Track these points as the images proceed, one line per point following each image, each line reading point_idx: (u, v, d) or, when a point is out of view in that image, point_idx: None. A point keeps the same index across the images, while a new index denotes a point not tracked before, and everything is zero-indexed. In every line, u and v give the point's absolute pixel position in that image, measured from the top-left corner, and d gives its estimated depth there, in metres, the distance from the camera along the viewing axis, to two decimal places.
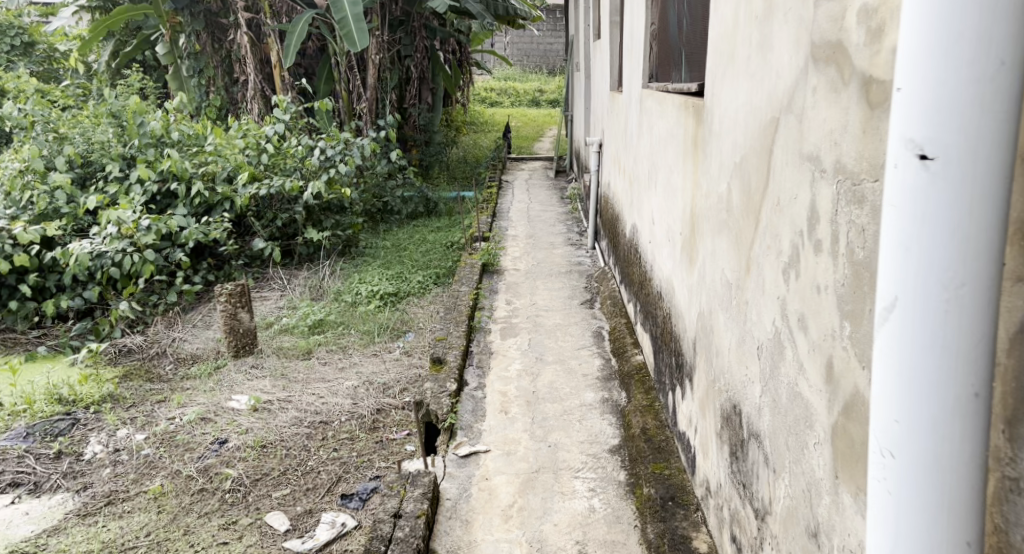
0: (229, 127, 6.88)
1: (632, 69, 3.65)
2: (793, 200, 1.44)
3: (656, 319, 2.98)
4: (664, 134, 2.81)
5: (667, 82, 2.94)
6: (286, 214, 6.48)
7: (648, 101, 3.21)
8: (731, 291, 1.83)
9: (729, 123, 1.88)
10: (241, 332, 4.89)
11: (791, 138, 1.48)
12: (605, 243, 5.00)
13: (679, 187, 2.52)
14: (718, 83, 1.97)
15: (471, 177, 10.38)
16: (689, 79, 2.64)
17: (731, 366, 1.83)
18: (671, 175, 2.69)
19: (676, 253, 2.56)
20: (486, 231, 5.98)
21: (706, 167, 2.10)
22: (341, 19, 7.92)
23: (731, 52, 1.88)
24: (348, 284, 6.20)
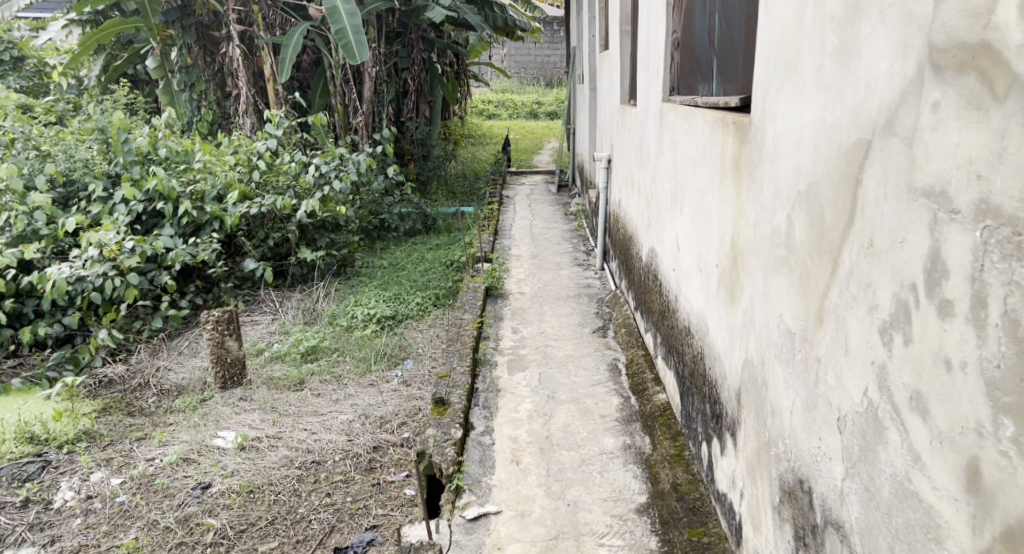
0: (219, 143, 6.60)
1: (648, 83, 3.47)
2: (906, 245, 1.36)
3: (682, 357, 2.70)
4: (689, 151, 2.62)
5: (693, 95, 2.70)
6: (278, 233, 6.19)
7: (669, 116, 2.98)
8: (802, 330, 1.74)
9: (793, 143, 1.80)
10: (229, 362, 4.58)
11: (899, 167, 1.39)
12: (616, 265, 4.73)
13: (711, 214, 2.37)
14: (776, 98, 1.89)
15: (471, 192, 10.10)
16: (723, 92, 2.40)
17: (799, 440, 1.76)
18: (699, 199, 2.50)
19: (708, 285, 2.39)
20: (488, 251, 5.70)
21: (755, 193, 2.01)
22: (341, 29, 7.59)
23: (794, 64, 1.79)
24: (344, 307, 5.91)
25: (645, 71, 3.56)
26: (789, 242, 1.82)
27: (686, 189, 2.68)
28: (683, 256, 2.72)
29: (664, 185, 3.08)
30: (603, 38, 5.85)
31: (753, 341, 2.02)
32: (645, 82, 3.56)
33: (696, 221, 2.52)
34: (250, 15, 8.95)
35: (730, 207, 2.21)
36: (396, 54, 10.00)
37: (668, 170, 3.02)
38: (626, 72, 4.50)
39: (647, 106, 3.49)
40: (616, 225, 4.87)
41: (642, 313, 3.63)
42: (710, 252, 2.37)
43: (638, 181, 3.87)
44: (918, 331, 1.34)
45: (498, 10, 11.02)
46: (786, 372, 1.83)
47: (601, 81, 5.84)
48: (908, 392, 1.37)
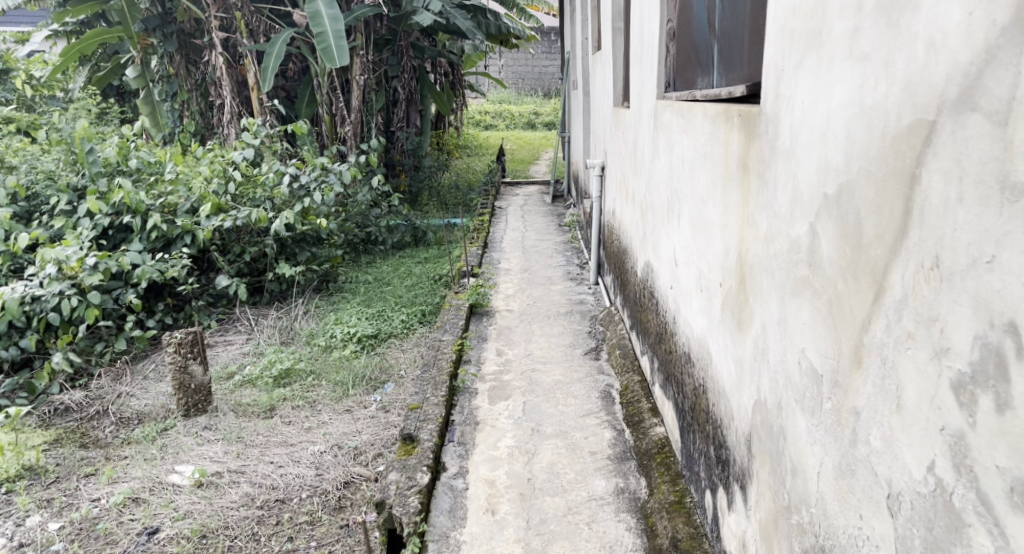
0: (194, 153, 6.29)
1: (640, 79, 3.17)
2: (1004, 267, 1.05)
3: (682, 387, 2.37)
4: (685, 152, 2.31)
5: (692, 90, 2.39)
6: (255, 248, 5.86)
7: (664, 115, 2.66)
8: (837, 366, 1.42)
9: (818, 132, 1.48)
10: (193, 388, 4.24)
11: (988, 159, 1.08)
12: (611, 279, 4.40)
13: (712, 223, 2.05)
14: (795, 78, 1.57)
15: (464, 203, 9.79)
16: (727, 82, 2.09)
17: (832, 516, 1.44)
18: (695, 206, 2.20)
19: (709, 307, 2.07)
20: (475, 265, 5.37)
21: (768, 197, 1.70)
22: (322, 33, 7.34)
23: (818, 32, 1.48)
24: (323, 325, 5.58)
25: (637, 66, 3.25)
26: (812, 258, 1.51)
27: (682, 195, 2.38)
28: (679, 273, 2.40)
29: (657, 192, 2.77)
30: (597, 40, 5.55)
31: (767, 377, 1.70)
32: (637, 78, 3.25)
33: (693, 233, 2.21)
34: (233, 22, 8.66)
35: (734, 215, 1.90)
36: (385, 62, 9.72)
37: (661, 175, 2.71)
38: (620, 74, 4.20)
39: (639, 105, 3.19)
40: (610, 236, 4.55)
41: (637, 334, 3.31)
42: (711, 268, 2.06)
43: (631, 189, 3.56)
44: (1021, 393, 1.04)
45: (492, 17, 10.74)
46: (810, 421, 1.52)
47: (594, 85, 5.53)
48: (1007, 478, 1.06)
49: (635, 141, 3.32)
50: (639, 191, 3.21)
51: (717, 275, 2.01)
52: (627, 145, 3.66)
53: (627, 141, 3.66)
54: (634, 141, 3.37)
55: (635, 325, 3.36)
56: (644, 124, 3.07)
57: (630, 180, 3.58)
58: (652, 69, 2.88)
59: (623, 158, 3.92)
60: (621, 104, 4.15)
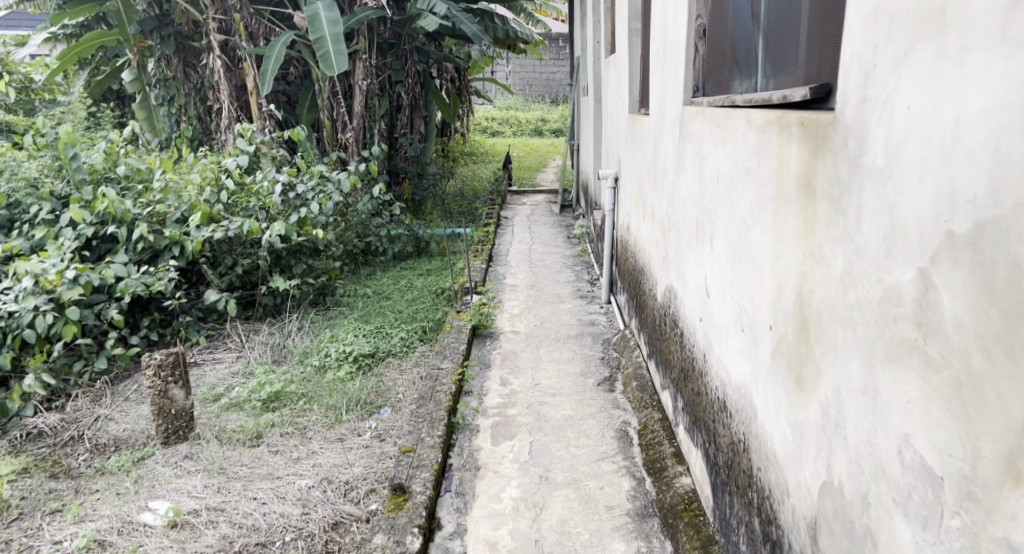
0: (186, 160, 6.00)
1: (661, 79, 2.89)
2: None
3: (719, 437, 2.10)
4: (726, 165, 2.03)
5: (728, 93, 2.12)
6: (248, 260, 5.57)
7: (690, 124, 2.39)
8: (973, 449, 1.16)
9: (940, 149, 1.22)
10: (173, 414, 3.93)
11: None
12: (625, 299, 4.09)
13: (765, 251, 1.80)
14: (902, 81, 1.30)
15: (469, 212, 9.49)
16: (775, 86, 1.84)
17: None
18: (740, 230, 1.94)
19: (765, 348, 1.82)
20: (480, 280, 5.06)
21: (855, 226, 1.44)
22: (320, 38, 7.08)
23: (940, 23, 1.21)
24: (318, 342, 5.28)
25: (659, 65, 2.97)
26: (929, 307, 1.25)
27: (718, 216, 2.11)
28: (714, 306, 2.15)
29: (682, 208, 2.51)
30: (610, 43, 5.25)
31: (858, 443, 1.45)
32: (657, 81, 2.97)
33: (739, 261, 1.95)
34: (231, 25, 8.39)
35: (799, 244, 1.65)
36: (389, 66, 9.44)
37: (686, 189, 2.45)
38: (634, 79, 3.90)
39: (660, 110, 2.91)
40: (623, 252, 4.24)
41: (656, 361, 3.03)
42: (766, 304, 1.80)
43: (648, 202, 3.31)
44: None
45: (499, 21, 10.46)
46: (926, 515, 1.27)
47: (607, 90, 5.22)
48: None
49: (654, 150, 3.05)
50: (659, 206, 2.95)
51: (777, 314, 1.76)
52: (643, 153, 3.40)
53: (643, 148, 3.40)
54: (653, 149, 3.10)
55: (655, 355, 3.05)
56: (665, 131, 2.80)
57: (646, 191, 3.32)
58: (677, 71, 2.59)
59: (637, 165, 3.65)
60: (637, 111, 3.86)
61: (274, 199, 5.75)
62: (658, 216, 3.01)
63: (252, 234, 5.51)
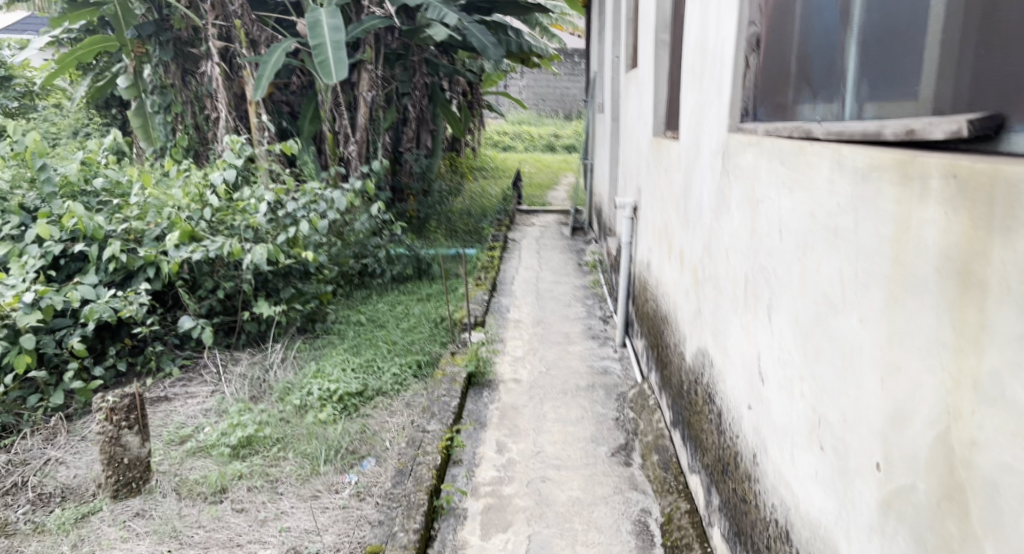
0: (169, 173, 5.57)
1: (698, 100, 2.42)
2: None
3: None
4: (814, 230, 1.57)
5: (795, 120, 1.77)
6: (231, 284, 5.14)
7: (737, 157, 1.99)
8: None
9: None
10: (125, 464, 3.43)
11: None
12: (643, 346, 3.63)
13: (873, 354, 1.38)
14: None
15: (475, 232, 9.06)
16: (874, 113, 1.49)
17: None
18: (827, 313, 1.53)
19: (877, 487, 1.39)
20: (480, 314, 4.60)
21: None
22: (320, 44, 6.83)
23: None
24: (301, 377, 4.84)
25: (694, 83, 2.51)
26: None
27: (794, 294, 1.67)
28: (785, 407, 1.72)
29: (729, 265, 2.06)
30: (630, 58, 4.81)
31: None
32: (693, 104, 2.50)
33: (834, 364, 1.50)
34: (231, 31, 8.02)
35: (948, 364, 1.21)
36: (396, 77, 9.06)
37: (737, 243, 2.00)
38: (660, 99, 3.47)
39: (695, 138, 2.45)
40: (641, 293, 3.79)
41: (681, 429, 2.59)
42: (880, 430, 1.37)
43: (672, 240, 2.87)
44: None
45: (512, 34, 10.08)
46: None
47: (626, 109, 4.77)
48: None
49: (685, 184, 2.60)
50: (689, 252, 2.51)
51: (902, 455, 1.31)
52: (669, 183, 2.95)
53: (670, 179, 2.96)
54: (682, 179, 2.65)
55: (680, 422, 2.62)
56: (703, 163, 2.34)
57: (671, 228, 2.88)
58: (722, 90, 2.16)
59: (660, 197, 3.21)
60: (663, 133, 3.44)
61: (258, 218, 5.29)
62: (687, 263, 2.57)
63: (233, 256, 5.07)
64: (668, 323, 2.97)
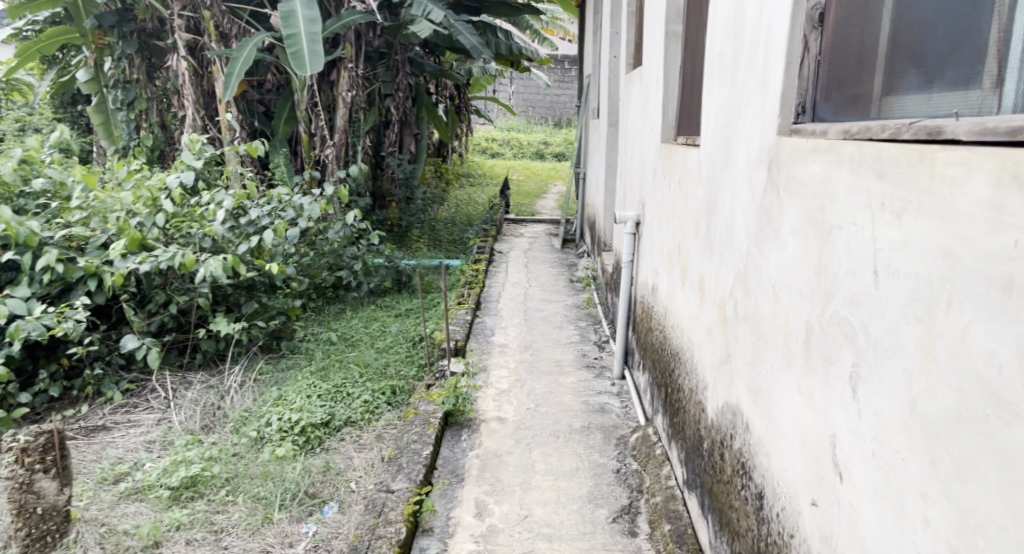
0: (119, 174, 5.08)
1: (739, 101, 2.05)
2: None
3: None
4: (960, 288, 1.20)
5: (898, 110, 1.43)
6: (184, 298, 4.66)
7: (800, 171, 1.66)
8: None
9: None
10: (38, 514, 2.94)
11: None
12: (645, 381, 3.19)
13: None
14: None
15: (459, 242, 8.60)
16: None
17: None
18: (980, 415, 1.16)
19: None
20: (462, 337, 4.13)
21: None
22: (294, 34, 6.44)
23: None
24: (260, 406, 4.37)
25: (730, 80, 2.13)
26: None
27: (910, 373, 1.30)
28: (888, 519, 1.35)
29: (790, 314, 1.69)
30: (631, 58, 4.39)
31: None
32: (731, 105, 2.13)
33: (993, 489, 1.14)
34: (201, 23, 7.52)
35: None
36: (378, 77, 8.57)
37: (808, 290, 1.62)
38: (668, 99, 3.05)
39: (731, 149, 2.08)
40: (643, 319, 3.37)
41: (695, 492, 2.22)
42: None
43: (684, 265, 2.50)
44: None
45: (502, 35, 9.66)
46: None
47: (625, 111, 4.35)
48: None
49: (710, 202, 2.23)
50: (713, 285, 2.15)
51: None
52: (682, 197, 2.58)
53: (681, 193, 2.59)
54: (704, 196, 2.29)
55: (688, 471, 2.31)
56: (745, 179, 1.97)
57: (683, 251, 2.52)
58: (768, 76, 1.84)
59: (668, 210, 2.84)
60: (670, 138, 3.05)
61: (214, 226, 4.78)
62: (707, 296, 2.20)
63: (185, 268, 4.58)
64: (672, 354, 2.66)
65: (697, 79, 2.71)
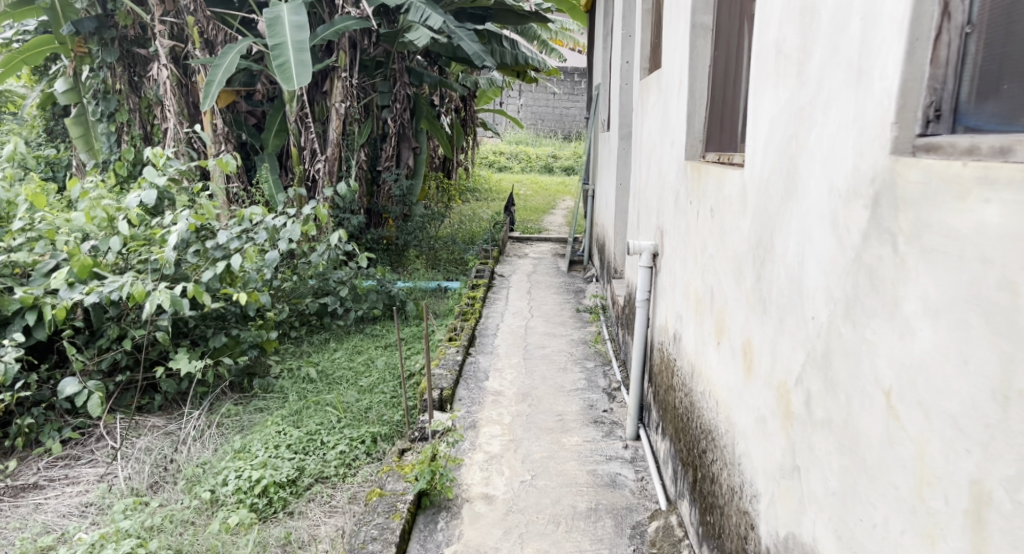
0: (72, 191, 4.53)
1: (820, 119, 1.54)
2: None
3: None
4: None
5: None
6: (139, 333, 4.12)
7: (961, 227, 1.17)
8: None
9: None
10: None
11: None
12: (666, 447, 2.64)
13: None
14: None
15: (459, 263, 8.06)
16: None
17: None
18: None
19: None
20: (451, 384, 3.56)
21: None
22: (281, 43, 5.86)
23: None
24: (220, 457, 3.82)
25: (802, 88, 1.62)
26: None
27: None
28: None
29: (937, 459, 1.20)
30: (647, 62, 3.84)
31: None
32: (803, 123, 1.61)
33: None
34: (184, 30, 7.02)
35: None
36: (375, 87, 8.07)
37: (991, 436, 1.12)
38: (694, 107, 2.49)
39: (806, 188, 1.58)
40: (661, 366, 2.86)
41: None
42: None
43: (717, 319, 2.02)
44: None
45: (508, 44, 9.15)
46: None
47: (640, 122, 3.79)
48: None
49: (767, 253, 1.73)
50: (774, 366, 1.67)
51: None
52: (713, 232, 2.08)
53: (712, 226, 2.09)
54: (756, 242, 1.79)
55: None
56: (833, 231, 1.48)
57: (717, 302, 2.03)
58: (879, 73, 1.35)
59: (692, 242, 2.33)
60: (699, 155, 2.51)
61: (165, 252, 4.15)
62: (763, 376, 1.73)
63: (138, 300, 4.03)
64: (694, 425, 2.22)
65: (739, 83, 2.16)
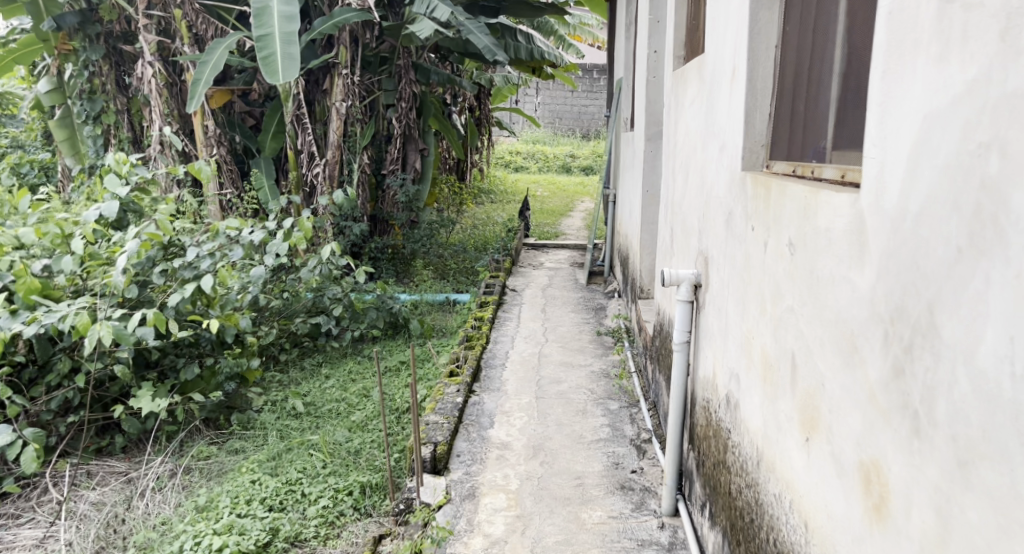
0: (26, 203, 4.00)
1: None
2: None
3: None
4: None
5: None
6: (94, 366, 3.58)
7: None
8: None
9: None
10: None
11: None
12: (717, 541, 2.06)
13: None
14: None
15: (470, 273, 7.50)
16: None
17: None
18: None
19: None
20: (450, 436, 2.99)
21: None
22: (267, 34, 5.36)
23: None
24: (181, 513, 3.28)
25: (1007, 69, 0.97)
26: None
27: None
28: None
29: None
30: (681, 49, 3.25)
31: None
32: (1014, 128, 0.96)
33: None
34: (172, 24, 6.49)
35: None
36: (380, 85, 7.49)
37: None
38: (751, 101, 1.90)
39: (1012, 241, 0.96)
40: (706, 429, 2.28)
41: None
42: None
43: (812, 406, 1.42)
44: None
45: (522, 39, 8.57)
46: None
47: (674, 119, 3.20)
48: None
49: (927, 333, 1.10)
50: (945, 521, 1.06)
51: None
52: (806, 277, 1.45)
53: (804, 270, 1.46)
54: (902, 313, 1.16)
55: None
56: None
57: (818, 384, 1.41)
58: None
59: (760, 282, 1.70)
60: (762, 164, 1.92)
61: (112, 277, 3.56)
62: (919, 529, 1.11)
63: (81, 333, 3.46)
64: (765, 538, 1.64)
65: (827, 65, 1.57)
